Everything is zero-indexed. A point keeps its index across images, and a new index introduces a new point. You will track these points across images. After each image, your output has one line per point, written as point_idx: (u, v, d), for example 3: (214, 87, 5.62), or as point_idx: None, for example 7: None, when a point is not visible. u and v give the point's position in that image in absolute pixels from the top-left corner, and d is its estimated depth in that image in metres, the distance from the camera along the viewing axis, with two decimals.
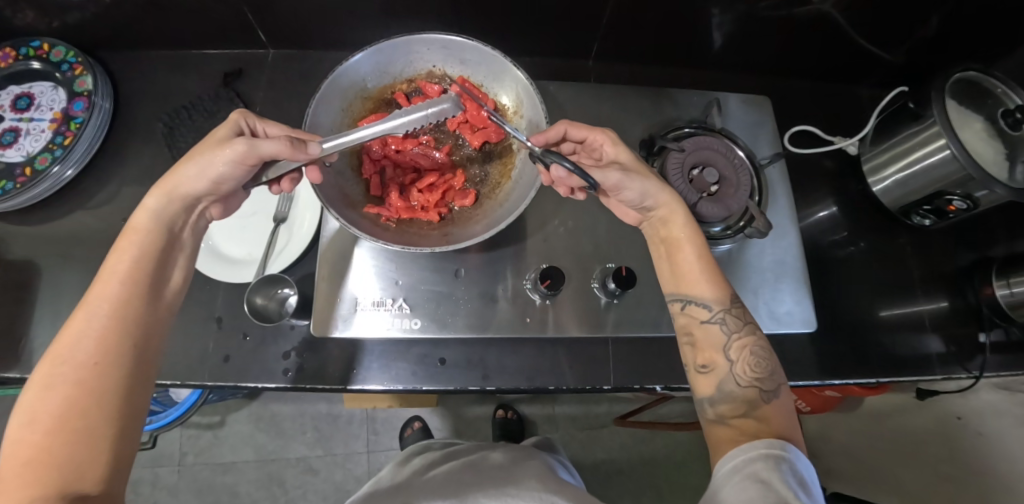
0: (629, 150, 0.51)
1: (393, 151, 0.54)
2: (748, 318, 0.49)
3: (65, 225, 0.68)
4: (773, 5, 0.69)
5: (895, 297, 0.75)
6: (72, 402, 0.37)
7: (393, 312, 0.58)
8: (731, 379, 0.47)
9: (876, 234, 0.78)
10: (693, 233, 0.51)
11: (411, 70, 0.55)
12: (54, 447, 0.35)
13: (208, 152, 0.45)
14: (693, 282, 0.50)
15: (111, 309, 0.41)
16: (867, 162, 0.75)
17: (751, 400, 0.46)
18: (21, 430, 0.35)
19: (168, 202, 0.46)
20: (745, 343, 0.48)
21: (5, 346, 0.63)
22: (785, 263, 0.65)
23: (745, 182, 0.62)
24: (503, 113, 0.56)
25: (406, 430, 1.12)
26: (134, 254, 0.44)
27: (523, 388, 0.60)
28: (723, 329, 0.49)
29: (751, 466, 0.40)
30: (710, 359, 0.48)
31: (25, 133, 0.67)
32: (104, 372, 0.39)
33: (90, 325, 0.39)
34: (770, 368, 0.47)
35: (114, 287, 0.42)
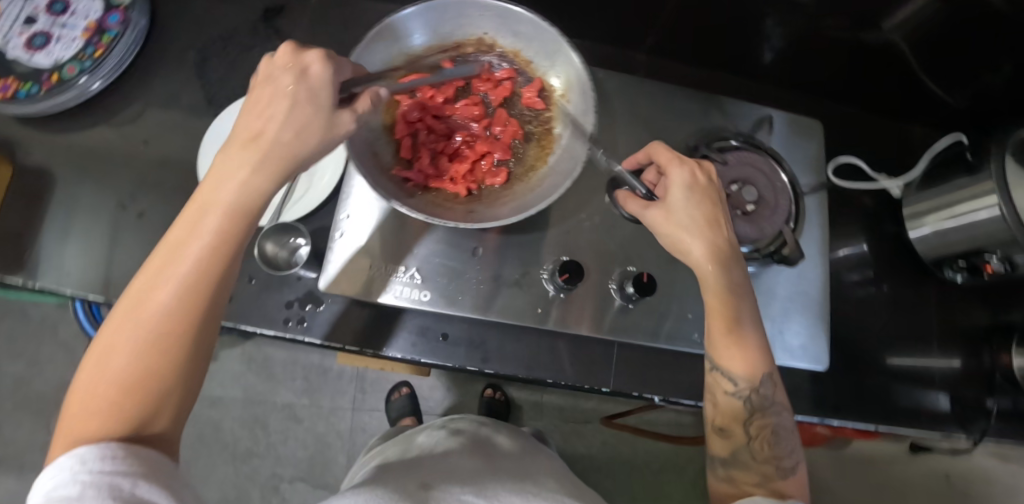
0: (687, 198, 0.50)
1: (430, 115, 0.50)
2: (773, 397, 0.48)
3: (85, 139, 0.67)
4: (836, 25, 0.66)
5: (909, 348, 0.73)
6: (150, 338, 0.33)
7: (402, 281, 0.57)
8: (746, 451, 0.47)
9: (901, 280, 0.75)
10: (730, 286, 0.48)
11: (461, 34, 0.51)
12: (130, 385, 0.32)
13: (313, 121, 0.39)
14: (729, 355, 0.47)
15: (181, 269, 0.35)
16: (908, 207, 0.73)
17: (767, 474, 0.46)
18: (108, 350, 0.33)
19: (264, 161, 0.37)
20: (768, 422, 0.47)
21: (15, 250, 0.63)
22: (806, 295, 0.64)
23: (782, 206, 0.61)
24: (549, 95, 0.52)
25: (394, 394, 1.13)
26: (246, 167, 0.37)
27: (522, 377, 0.59)
28: (747, 406, 0.47)
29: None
30: (727, 425, 0.48)
31: (57, 39, 0.67)
32: (172, 338, 0.34)
33: (163, 289, 0.34)
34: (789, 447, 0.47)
35: (193, 250, 0.35)
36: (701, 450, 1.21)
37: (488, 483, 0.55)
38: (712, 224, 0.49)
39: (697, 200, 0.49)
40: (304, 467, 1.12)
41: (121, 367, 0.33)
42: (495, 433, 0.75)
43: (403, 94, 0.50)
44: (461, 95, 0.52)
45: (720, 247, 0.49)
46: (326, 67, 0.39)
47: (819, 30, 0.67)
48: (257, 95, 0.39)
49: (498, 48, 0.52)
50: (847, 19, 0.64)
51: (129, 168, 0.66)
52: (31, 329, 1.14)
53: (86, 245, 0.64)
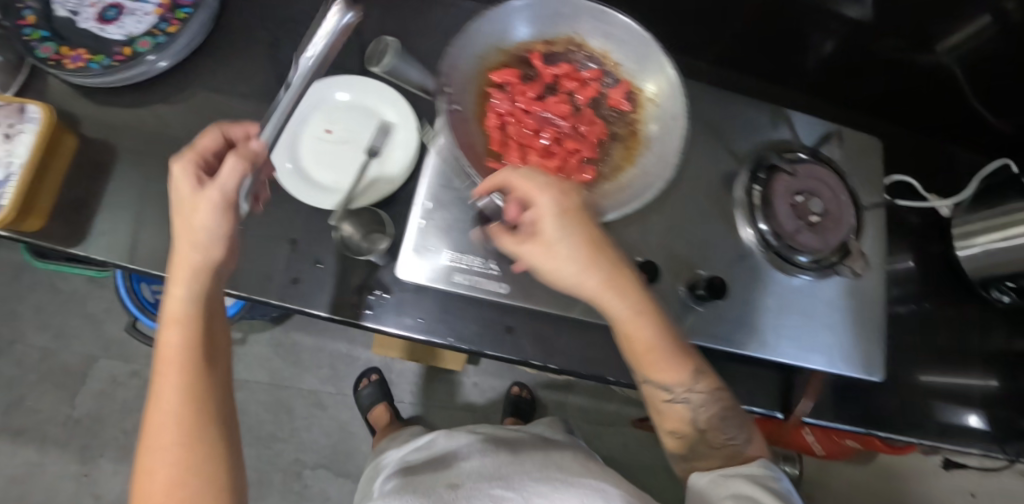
0: (561, 224, 0.43)
1: (521, 109, 0.50)
2: (711, 385, 0.49)
3: (152, 114, 0.68)
4: (892, 45, 0.71)
5: (951, 365, 0.74)
6: (181, 443, 0.40)
7: (477, 270, 0.56)
8: (700, 442, 0.49)
9: (946, 298, 0.76)
10: (625, 303, 0.46)
11: (553, 32, 0.51)
12: (184, 484, 0.40)
13: (191, 203, 0.43)
14: (659, 370, 0.47)
15: (179, 385, 0.42)
16: (959, 226, 0.73)
17: (729, 455, 0.49)
18: (155, 469, 0.40)
19: (194, 277, 0.43)
20: (711, 412, 0.49)
21: (80, 221, 0.63)
22: (864, 307, 0.64)
23: (846, 218, 0.62)
24: (636, 98, 0.52)
25: (363, 382, 1.13)
26: (185, 288, 0.44)
27: (583, 373, 0.60)
28: (687, 407, 0.49)
29: (745, 480, 0.45)
30: (676, 427, 0.50)
31: (129, 13, 0.67)
32: (197, 434, 0.41)
33: (164, 406, 0.41)
34: (733, 424, 0.50)
35: (174, 364, 0.42)
36: None
37: (555, 468, 0.60)
38: (597, 249, 0.44)
39: (574, 227, 0.43)
40: (327, 454, 1.12)
41: (166, 476, 0.40)
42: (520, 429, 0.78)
43: (494, 86, 0.50)
44: (546, 95, 0.52)
45: (610, 271, 0.45)
46: (182, 163, 0.43)
47: (873, 48, 0.73)
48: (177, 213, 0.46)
49: (586, 48, 0.53)
50: (905, 40, 0.70)
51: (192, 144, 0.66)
52: (58, 302, 1.13)
53: (150, 221, 0.64)
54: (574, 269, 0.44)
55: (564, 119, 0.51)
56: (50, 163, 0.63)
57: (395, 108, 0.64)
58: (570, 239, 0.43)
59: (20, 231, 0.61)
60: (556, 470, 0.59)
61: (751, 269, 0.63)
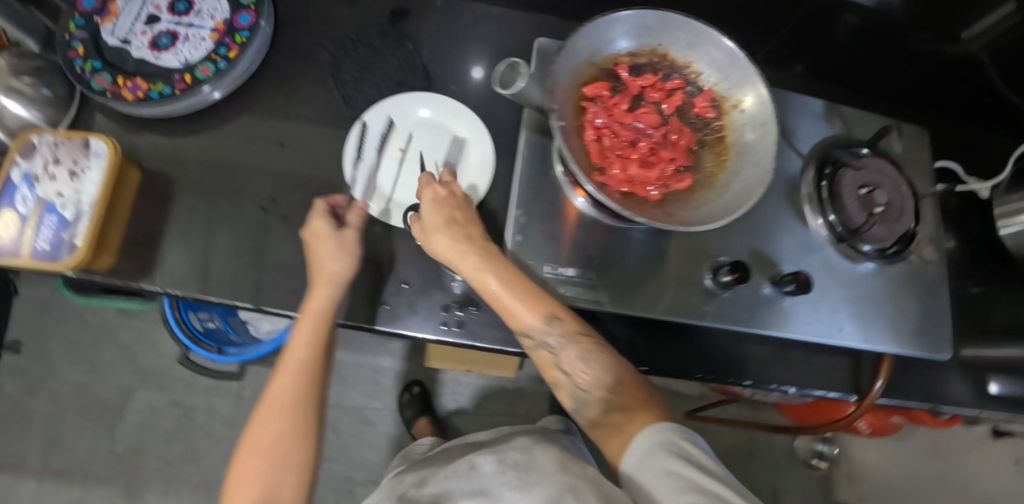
0: (431, 212, 0.55)
1: (615, 122, 0.51)
2: (579, 334, 0.53)
3: (211, 140, 0.66)
4: (924, 38, 0.75)
5: (1005, 338, 0.76)
6: (287, 412, 0.53)
7: (574, 281, 0.57)
8: (570, 384, 0.54)
9: (991, 275, 0.80)
10: (498, 266, 0.53)
11: (637, 45, 0.53)
12: (275, 442, 0.52)
13: (328, 236, 0.54)
14: (519, 316, 0.52)
15: (300, 370, 0.54)
16: (1000, 206, 0.76)
17: (603, 398, 0.53)
18: (264, 425, 0.52)
19: (326, 288, 0.53)
20: (570, 355, 0.53)
21: (149, 255, 0.62)
22: (931, 289, 0.67)
23: (909, 208, 0.64)
24: (720, 104, 0.54)
25: (404, 395, 1.15)
26: (325, 300, 0.53)
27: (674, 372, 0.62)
28: (547, 353, 0.54)
29: (677, 457, 0.48)
30: (555, 376, 0.55)
31: (183, 39, 0.66)
32: (300, 407, 0.54)
33: (287, 382, 0.54)
34: (603, 368, 0.53)
35: (300, 353, 0.54)
36: (761, 444, 1.27)
37: (542, 469, 0.59)
38: (459, 220, 0.55)
39: (434, 208, 0.55)
40: (377, 470, 1.11)
41: (272, 433, 0.52)
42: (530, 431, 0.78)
43: (586, 100, 0.52)
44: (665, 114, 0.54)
45: (467, 236, 0.54)
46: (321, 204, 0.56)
47: (906, 42, 0.77)
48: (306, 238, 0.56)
49: (668, 59, 0.54)
50: (934, 32, 0.74)
51: (255, 170, 0.65)
52: (96, 334, 1.13)
53: (217, 250, 0.62)
54: (445, 243, 0.53)
55: (655, 129, 0.52)
56: (118, 197, 0.61)
57: (467, 124, 0.64)
58: (433, 210, 0.55)
59: (89, 269, 0.59)
60: (542, 473, 0.58)
61: (822, 261, 0.65)
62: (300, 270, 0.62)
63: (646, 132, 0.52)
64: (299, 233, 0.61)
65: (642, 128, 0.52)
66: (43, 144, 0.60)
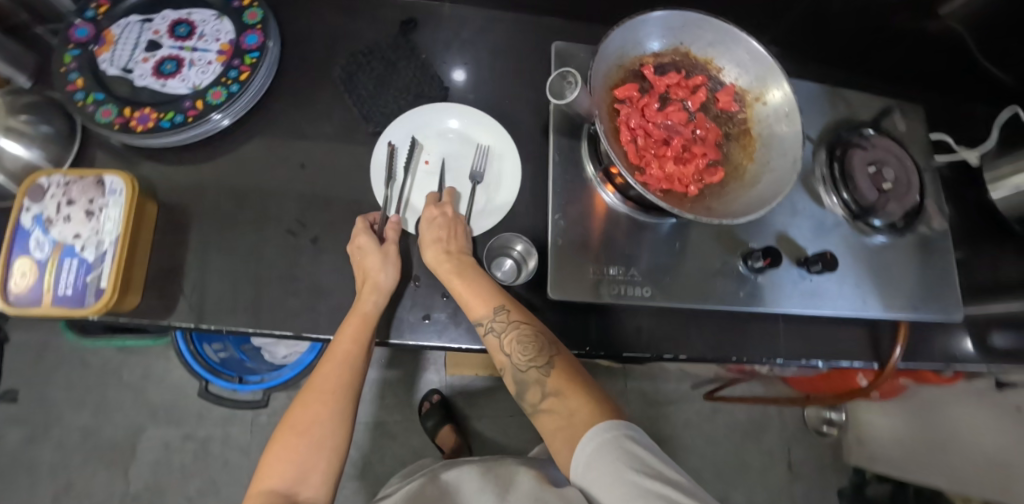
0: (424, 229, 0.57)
1: (647, 122, 0.53)
2: (516, 316, 0.53)
3: (226, 166, 0.64)
4: (908, 18, 0.77)
5: (999, 296, 0.81)
6: (321, 416, 0.52)
7: (620, 280, 0.58)
8: (513, 368, 0.52)
9: (984, 238, 0.84)
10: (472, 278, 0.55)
11: (660, 46, 0.54)
12: (304, 447, 0.50)
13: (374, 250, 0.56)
14: (471, 303, 0.53)
15: (341, 376, 0.53)
16: (991, 172, 0.81)
17: (539, 379, 0.51)
18: (298, 431, 0.51)
19: (375, 295, 0.54)
20: (512, 337, 0.52)
21: (173, 290, 0.60)
22: (940, 256, 0.70)
23: (915, 182, 0.67)
24: (743, 98, 0.55)
25: (424, 404, 1.18)
26: (372, 307, 0.54)
27: (711, 358, 0.63)
28: (493, 337, 0.53)
29: (627, 458, 0.44)
30: (502, 362, 0.54)
31: (189, 64, 0.64)
32: (337, 412, 0.52)
33: (329, 386, 0.53)
34: (541, 347, 0.52)
35: (340, 359, 0.53)
36: (772, 418, 1.31)
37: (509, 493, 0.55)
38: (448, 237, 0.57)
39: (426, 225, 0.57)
40: None
41: (307, 438, 0.51)
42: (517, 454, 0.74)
43: (617, 102, 0.53)
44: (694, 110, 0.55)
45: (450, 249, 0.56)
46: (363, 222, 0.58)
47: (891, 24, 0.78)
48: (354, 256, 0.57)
49: (689, 57, 0.56)
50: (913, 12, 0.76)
51: (277, 193, 0.63)
52: (99, 375, 1.09)
53: (245, 278, 0.61)
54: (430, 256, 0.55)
55: (685, 126, 0.54)
56: (139, 235, 0.59)
57: (489, 132, 0.64)
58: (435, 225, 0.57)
59: (115, 310, 0.56)
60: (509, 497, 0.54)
61: (841, 239, 0.67)
62: (336, 292, 0.61)
63: (676, 130, 0.54)
64: (333, 255, 0.61)
65: (673, 126, 0.53)
66: (52, 185, 0.57)
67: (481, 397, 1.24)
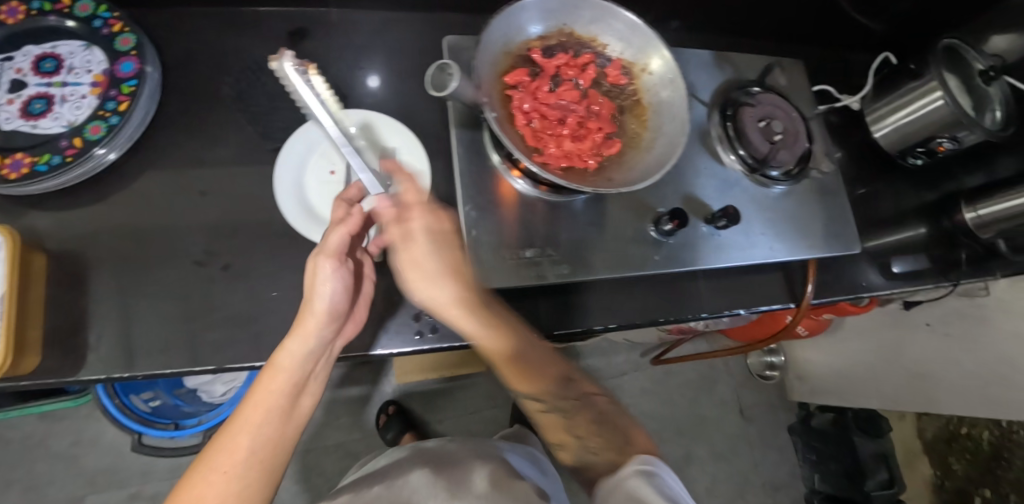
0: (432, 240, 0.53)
1: (540, 104, 0.54)
2: (574, 395, 0.60)
3: (120, 205, 0.61)
4: None
5: (889, 227, 0.90)
6: (255, 450, 0.49)
7: (538, 260, 0.60)
8: (580, 445, 0.58)
9: (873, 175, 0.92)
10: (490, 325, 0.54)
11: (545, 27, 0.55)
12: (234, 480, 0.48)
13: (326, 275, 0.51)
14: (523, 381, 0.58)
15: (278, 406, 0.51)
16: (870, 114, 0.88)
17: (609, 456, 0.56)
18: (222, 466, 0.48)
19: (316, 326, 0.51)
20: (581, 416, 0.59)
21: (73, 344, 0.56)
22: (832, 198, 0.75)
23: (802, 131, 0.73)
24: (630, 70, 0.58)
25: (382, 416, 1.15)
26: (312, 339, 0.51)
27: (639, 323, 0.67)
28: (557, 413, 0.59)
29: (644, 483, 0.50)
30: (563, 439, 0.59)
31: (61, 100, 0.60)
32: (273, 443, 0.51)
33: (264, 417, 0.50)
34: (607, 425, 0.59)
35: (278, 389, 0.51)
36: (719, 370, 1.40)
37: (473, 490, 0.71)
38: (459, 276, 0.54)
39: (440, 246, 0.53)
40: None
41: (237, 475, 0.48)
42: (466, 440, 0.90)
43: (509, 88, 0.54)
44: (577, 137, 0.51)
45: (466, 296, 0.53)
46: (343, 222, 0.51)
47: None
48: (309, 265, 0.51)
49: (575, 36, 0.57)
50: None
51: (178, 225, 0.60)
52: (24, 449, 1.01)
53: (155, 319, 0.58)
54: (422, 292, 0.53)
55: (578, 103, 0.56)
56: (27, 289, 0.54)
57: (394, 130, 0.63)
58: (432, 255, 0.53)
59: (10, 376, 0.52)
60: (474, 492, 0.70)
61: (743, 193, 0.72)
62: (258, 318, 0.59)
63: (570, 109, 0.55)
64: (246, 281, 0.59)
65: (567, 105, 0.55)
66: None
67: (440, 401, 1.23)
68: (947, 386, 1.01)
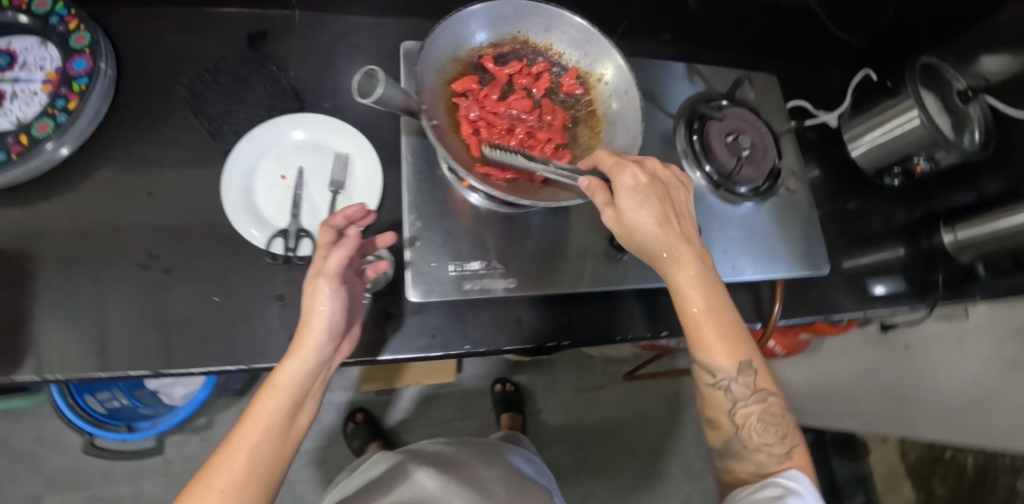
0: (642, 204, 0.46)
1: (488, 113, 0.53)
2: (761, 388, 0.51)
3: (64, 206, 0.59)
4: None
5: (866, 247, 0.88)
6: (245, 481, 0.42)
7: (482, 273, 0.58)
8: (737, 439, 0.51)
9: (850, 194, 0.90)
10: (706, 275, 0.48)
11: (497, 34, 0.54)
12: None
13: (328, 297, 0.46)
14: (712, 346, 0.49)
15: (274, 431, 0.44)
16: (848, 132, 0.87)
17: (761, 462, 0.50)
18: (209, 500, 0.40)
19: (317, 346, 0.46)
20: (750, 411, 0.50)
21: None
22: (800, 217, 0.74)
23: (771, 147, 0.71)
24: (587, 80, 0.56)
25: (349, 423, 1.13)
26: (308, 361, 0.46)
27: (596, 341, 0.64)
28: (727, 397, 0.50)
29: None
30: (721, 421, 0.52)
31: (12, 97, 0.59)
32: (266, 471, 0.44)
33: (259, 440, 0.43)
34: (779, 432, 0.51)
35: (275, 413, 0.44)
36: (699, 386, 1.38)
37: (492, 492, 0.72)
38: (673, 216, 0.48)
39: (646, 203, 0.46)
40: None
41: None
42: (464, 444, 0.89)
43: (457, 96, 0.53)
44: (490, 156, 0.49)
45: (681, 237, 0.48)
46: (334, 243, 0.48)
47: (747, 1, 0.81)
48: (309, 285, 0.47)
49: (531, 44, 0.55)
50: None
51: (123, 227, 0.59)
52: None
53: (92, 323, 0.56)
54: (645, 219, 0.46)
55: (530, 112, 0.54)
56: None
57: (348, 138, 0.63)
58: (648, 205, 0.46)
59: None
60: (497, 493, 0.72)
61: (707, 209, 0.70)
62: (201, 323, 0.57)
63: (520, 118, 0.54)
64: (188, 286, 0.58)
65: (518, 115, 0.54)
66: None
67: (412, 410, 1.21)
68: (925, 411, 0.99)
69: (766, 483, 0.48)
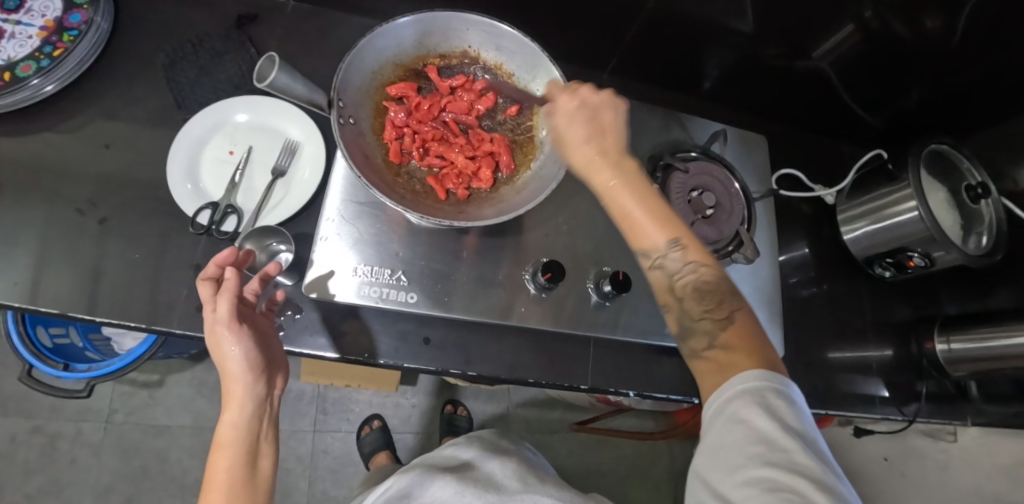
0: (574, 118, 0.47)
1: (417, 120, 0.53)
2: (699, 258, 0.46)
3: (21, 143, 0.61)
4: (775, 54, 0.76)
5: (848, 340, 0.79)
6: None
7: (385, 282, 0.57)
8: (685, 314, 0.47)
9: (838, 279, 0.83)
10: (626, 175, 0.46)
11: (446, 46, 0.54)
12: None
13: (241, 343, 0.47)
14: (640, 228, 0.46)
15: (232, 487, 0.44)
16: (841, 212, 0.80)
17: (711, 331, 0.45)
18: None
19: (242, 393, 0.46)
20: (689, 282, 0.46)
21: None
22: (762, 291, 0.68)
23: (738, 210, 0.66)
24: (530, 105, 0.55)
25: (364, 429, 1.13)
26: (240, 412, 0.46)
27: (502, 377, 0.62)
28: (667, 275, 0.47)
29: (758, 408, 0.38)
30: (669, 303, 0.49)
31: (9, 36, 0.61)
32: None
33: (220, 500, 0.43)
34: (722, 297, 0.46)
35: (227, 470, 0.44)
36: (662, 454, 1.28)
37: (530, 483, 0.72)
38: (605, 130, 0.47)
39: (580, 122, 0.46)
40: None
41: None
42: (467, 447, 0.83)
43: (391, 100, 0.53)
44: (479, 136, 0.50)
45: (606, 151, 0.46)
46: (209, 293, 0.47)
47: (756, 56, 0.77)
48: (211, 338, 0.47)
49: (481, 61, 0.55)
50: (784, 48, 0.75)
51: (67, 171, 0.61)
52: None
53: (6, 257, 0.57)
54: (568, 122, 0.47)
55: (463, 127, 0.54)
56: None
57: (301, 126, 0.64)
58: (581, 123, 0.46)
59: None
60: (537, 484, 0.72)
61: None
62: (108, 276, 0.58)
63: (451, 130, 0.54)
64: (113, 239, 0.59)
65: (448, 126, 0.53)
66: None
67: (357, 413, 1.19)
68: None
69: (744, 387, 0.40)
